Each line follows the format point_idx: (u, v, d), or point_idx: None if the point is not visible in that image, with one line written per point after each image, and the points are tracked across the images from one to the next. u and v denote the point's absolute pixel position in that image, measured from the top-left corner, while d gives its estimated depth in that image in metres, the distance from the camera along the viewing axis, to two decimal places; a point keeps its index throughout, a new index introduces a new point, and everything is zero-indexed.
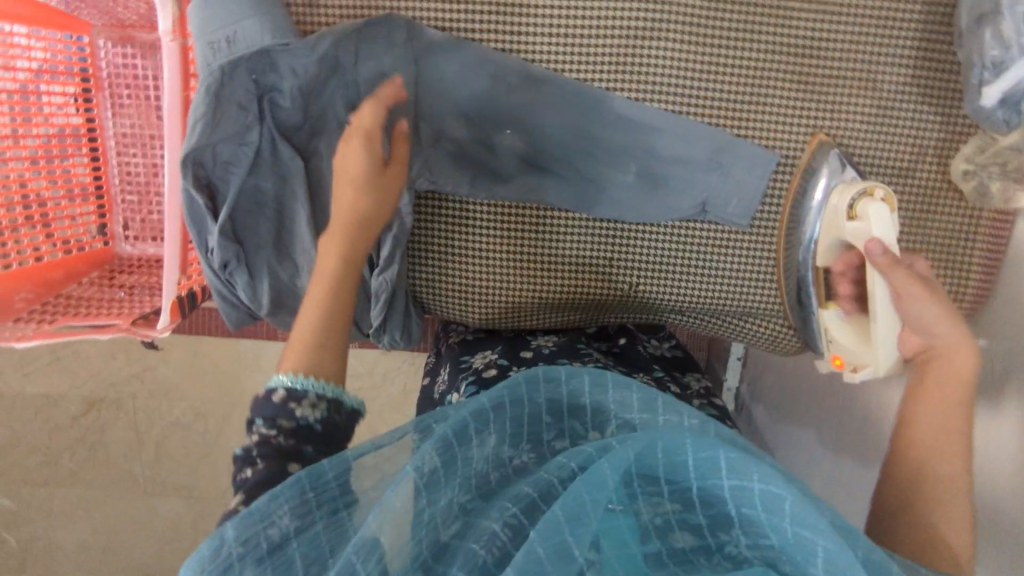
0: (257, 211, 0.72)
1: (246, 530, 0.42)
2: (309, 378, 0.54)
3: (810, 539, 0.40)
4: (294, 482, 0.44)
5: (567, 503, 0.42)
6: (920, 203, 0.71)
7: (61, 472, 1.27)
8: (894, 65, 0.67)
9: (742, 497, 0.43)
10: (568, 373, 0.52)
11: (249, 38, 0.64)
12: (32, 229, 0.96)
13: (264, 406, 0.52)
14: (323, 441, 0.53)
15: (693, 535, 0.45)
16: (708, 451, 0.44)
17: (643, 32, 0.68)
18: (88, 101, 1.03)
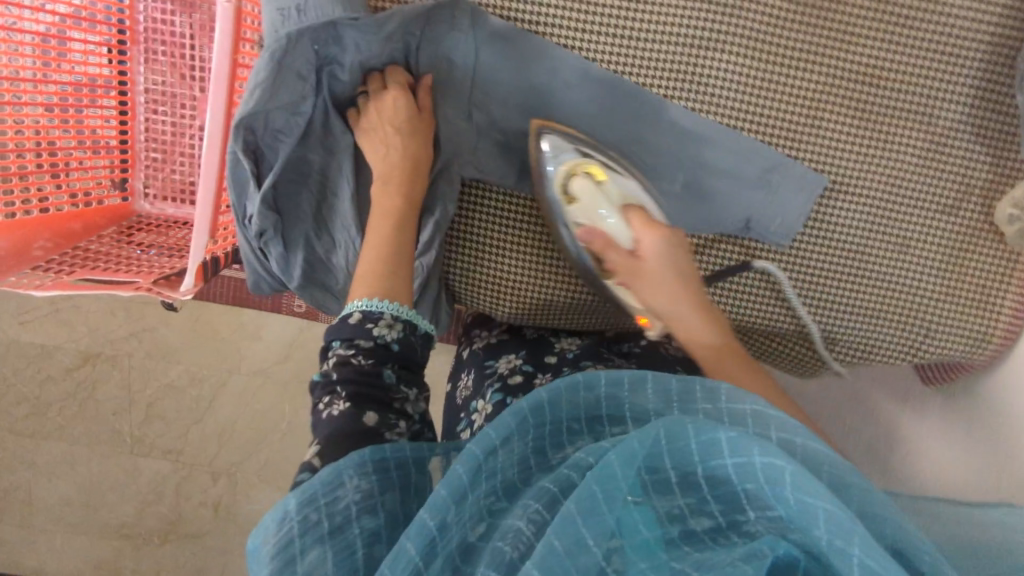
0: (301, 182, 0.72)
1: (308, 505, 0.44)
2: (383, 301, 0.58)
3: (812, 505, 0.38)
4: (358, 459, 0.47)
5: (580, 498, 0.40)
6: (966, 241, 0.71)
7: (50, 424, 1.25)
8: (955, 102, 0.68)
9: (747, 473, 0.41)
10: (584, 375, 0.51)
11: (319, 8, 0.63)
12: (43, 176, 0.93)
13: (343, 327, 0.56)
14: (400, 362, 0.57)
15: (710, 521, 0.43)
16: (710, 436, 0.42)
17: (708, 42, 0.68)
18: (122, 53, 1.02)
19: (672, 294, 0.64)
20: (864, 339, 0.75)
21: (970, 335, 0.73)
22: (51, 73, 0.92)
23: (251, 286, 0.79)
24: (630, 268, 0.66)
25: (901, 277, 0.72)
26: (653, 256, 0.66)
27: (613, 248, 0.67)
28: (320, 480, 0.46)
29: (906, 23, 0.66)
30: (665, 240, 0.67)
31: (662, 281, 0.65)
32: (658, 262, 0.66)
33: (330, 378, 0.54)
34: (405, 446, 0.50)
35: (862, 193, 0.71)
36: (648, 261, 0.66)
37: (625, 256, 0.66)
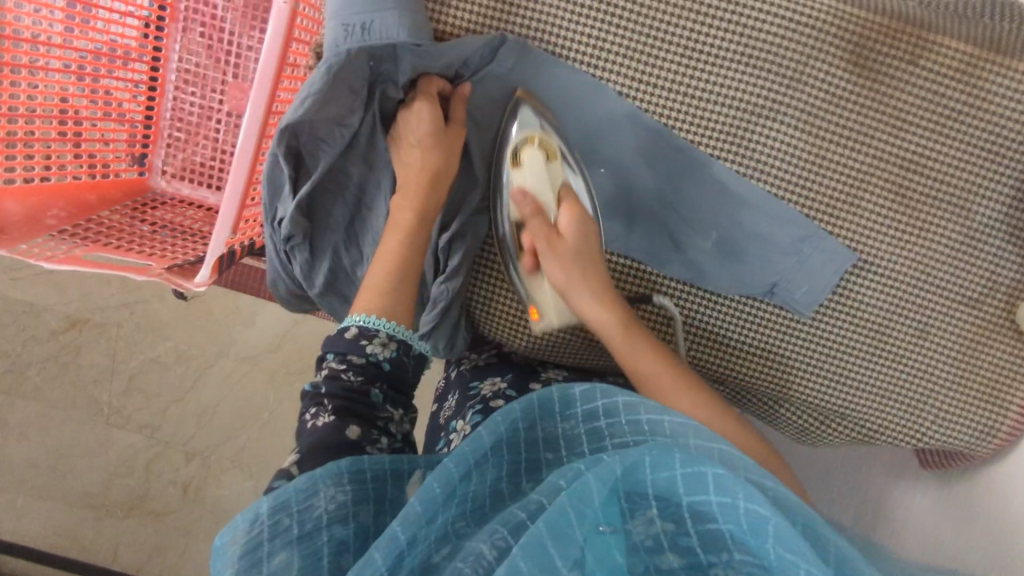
0: (338, 193, 0.71)
1: (279, 512, 0.44)
2: (380, 319, 0.62)
3: (792, 563, 0.38)
4: (335, 470, 0.48)
5: (553, 519, 0.41)
6: (984, 336, 0.72)
7: (26, 383, 1.23)
8: (992, 200, 0.69)
9: (729, 511, 0.41)
10: (559, 392, 0.55)
11: (386, 30, 0.62)
12: (63, 145, 0.91)
13: (338, 342, 0.61)
14: (388, 381, 0.61)
15: (681, 559, 0.45)
16: (696, 468, 0.42)
17: (760, 109, 0.68)
18: (159, 29, 1.00)
19: (584, 272, 0.69)
20: (874, 418, 0.75)
21: (980, 427, 0.74)
22: (74, 38, 0.90)
23: (267, 281, 0.78)
24: (548, 237, 0.69)
25: (917, 363, 0.73)
26: (573, 235, 0.69)
27: (539, 216, 0.70)
28: (296, 488, 0.46)
29: (956, 118, 0.67)
30: (587, 217, 0.70)
31: (576, 254, 0.69)
32: (576, 239, 0.69)
33: (319, 391, 0.58)
34: (383, 459, 0.51)
35: (892, 276, 0.71)
36: (566, 236, 0.69)
37: (549, 229, 0.69)
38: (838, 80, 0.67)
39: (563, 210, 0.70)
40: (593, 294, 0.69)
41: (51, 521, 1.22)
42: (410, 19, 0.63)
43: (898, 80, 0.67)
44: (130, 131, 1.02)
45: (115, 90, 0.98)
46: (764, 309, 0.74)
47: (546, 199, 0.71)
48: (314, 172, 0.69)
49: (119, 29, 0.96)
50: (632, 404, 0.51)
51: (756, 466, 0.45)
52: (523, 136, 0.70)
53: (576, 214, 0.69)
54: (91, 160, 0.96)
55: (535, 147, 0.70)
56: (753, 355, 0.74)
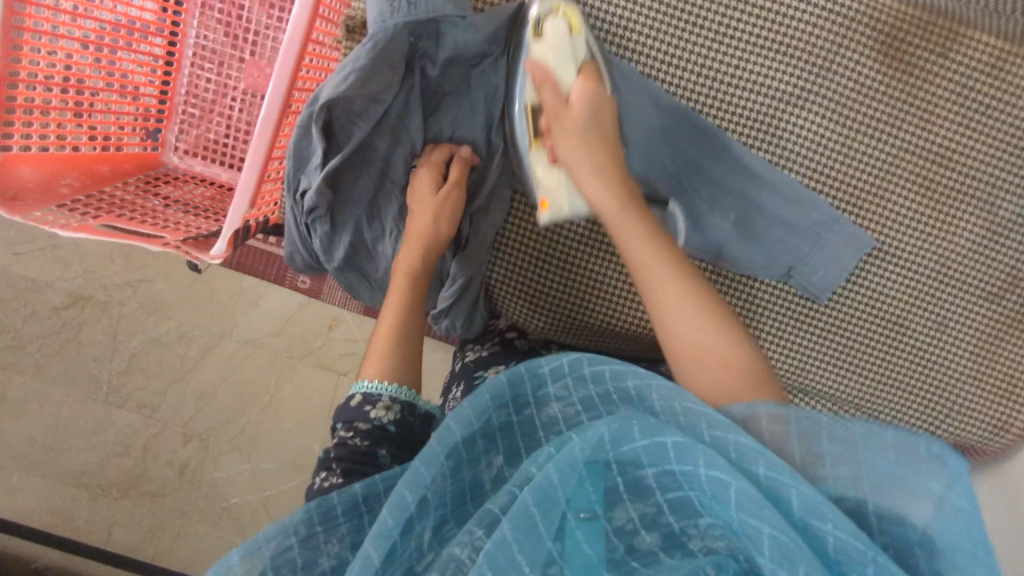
0: (364, 165, 0.71)
1: (251, 559, 0.44)
2: (383, 382, 0.61)
3: (755, 527, 0.38)
4: (304, 514, 0.47)
5: (517, 521, 0.41)
6: (1002, 331, 0.72)
7: (26, 359, 1.22)
8: (1015, 193, 0.69)
9: (693, 480, 0.42)
10: (527, 367, 0.51)
11: (430, 4, 0.64)
12: (77, 128, 0.91)
13: (345, 410, 0.60)
14: (395, 443, 0.59)
15: (660, 534, 0.44)
16: (657, 438, 0.43)
17: (788, 96, 0.68)
18: (178, 5, 0.99)
19: (588, 148, 0.64)
20: (887, 410, 0.75)
21: (990, 421, 0.74)
22: (94, 9, 0.89)
23: (285, 256, 0.77)
24: (557, 110, 0.64)
25: (934, 356, 0.73)
26: (583, 108, 0.64)
27: (552, 85, 0.63)
28: (266, 535, 0.45)
29: (983, 110, 0.67)
30: (602, 94, 0.65)
31: (584, 129, 0.64)
32: (585, 112, 0.64)
33: (327, 456, 0.57)
34: (353, 489, 0.49)
35: (912, 268, 0.72)
36: (576, 107, 0.64)
37: (558, 99, 0.64)
38: (868, 70, 0.67)
39: (577, 82, 0.64)
40: (596, 171, 0.64)
41: (44, 499, 1.21)
42: None
43: (929, 71, 0.67)
44: (144, 106, 1.01)
45: (130, 66, 0.97)
46: (786, 297, 0.74)
47: (564, 71, 0.64)
48: (345, 147, 0.68)
49: (137, 7, 0.95)
50: (597, 365, 0.49)
51: (727, 423, 0.44)
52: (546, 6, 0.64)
53: (591, 89, 0.65)
54: (106, 140, 0.96)
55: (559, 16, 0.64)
56: (771, 345, 0.74)
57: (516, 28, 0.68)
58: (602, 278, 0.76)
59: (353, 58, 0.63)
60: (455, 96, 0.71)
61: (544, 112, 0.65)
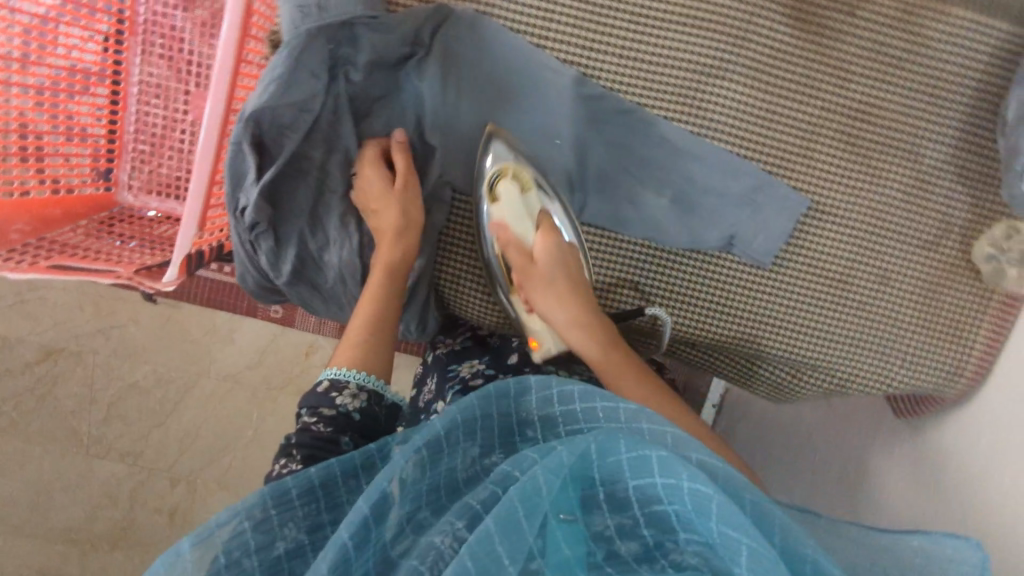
0: (299, 177, 0.71)
1: (203, 547, 0.42)
2: (351, 370, 0.60)
3: (736, 539, 0.39)
4: (257, 497, 0.45)
5: (502, 521, 0.40)
6: (943, 277, 0.74)
7: (3, 419, 1.21)
8: (938, 141, 0.71)
9: (673, 493, 0.42)
10: (516, 382, 0.55)
11: (341, 5, 0.65)
12: (23, 166, 0.88)
13: (310, 397, 0.59)
14: (359, 432, 0.58)
15: (638, 545, 0.44)
16: (640, 452, 0.43)
17: (710, 68, 0.70)
18: (118, 44, 0.99)
19: (559, 295, 0.69)
20: (843, 367, 0.76)
21: (945, 368, 0.75)
22: (46, 56, 0.88)
23: (236, 277, 0.78)
24: (523, 266, 0.70)
25: (879, 308, 0.75)
26: (546, 261, 0.70)
27: (514, 244, 0.70)
28: (218, 522, 0.44)
29: (897, 63, 0.69)
30: (561, 244, 0.71)
31: (549, 278, 0.69)
32: (548, 260, 0.70)
33: (289, 442, 0.55)
34: (309, 472, 0.48)
35: (848, 223, 0.73)
36: (540, 260, 0.70)
37: (520, 258, 0.70)
38: (781, 35, 0.69)
39: (538, 237, 0.71)
40: (569, 318, 0.68)
41: (35, 559, 1.20)
42: None
43: (840, 30, 0.69)
44: (93, 146, 1.00)
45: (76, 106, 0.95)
46: (731, 265, 0.75)
47: (523, 228, 0.71)
48: (277, 160, 0.69)
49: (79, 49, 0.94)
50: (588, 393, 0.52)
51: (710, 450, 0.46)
52: (495, 171, 0.70)
53: (550, 241, 0.71)
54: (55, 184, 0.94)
55: (509, 179, 0.70)
56: (720, 313, 0.76)
57: (440, 27, 0.70)
58: None
59: (271, 68, 0.65)
60: (385, 101, 0.72)
61: (513, 269, 0.71)
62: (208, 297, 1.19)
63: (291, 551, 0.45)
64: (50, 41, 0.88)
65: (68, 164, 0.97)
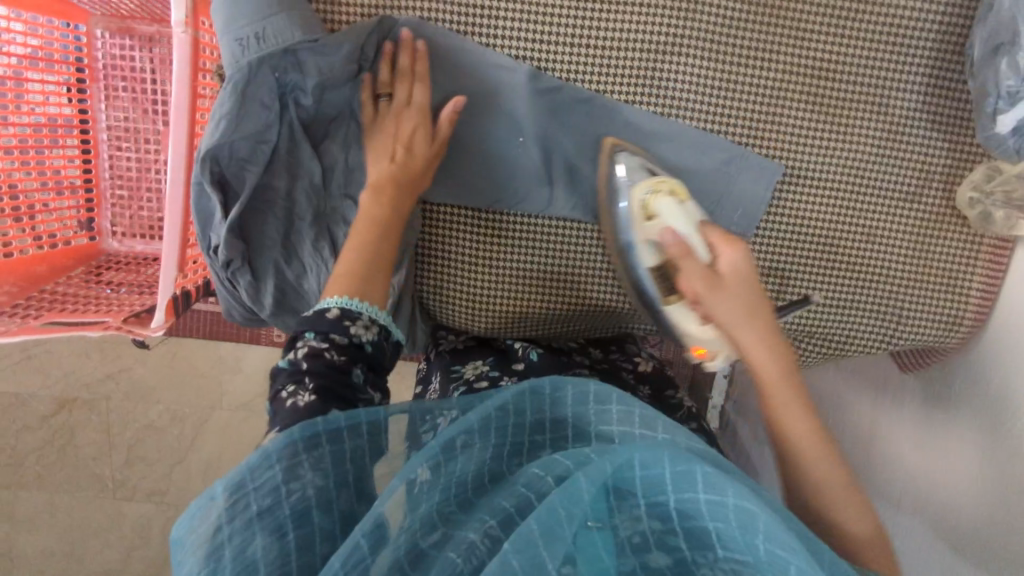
0: (266, 208, 0.71)
1: (236, 494, 0.42)
2: (363, 302, 0.58)
3: (782, 559, 0.37)
4: (286, 439, 0.45)
5: (543, 518, 0.38)
6: (931, 227, 0.72)
7: (28, 474, 1.22)
8: (906, 89, 0.69)
9: (717, 511, 0.40)
10: (551, 383, 0.51)
11: (279, 33, 0.63)
12: (20, 230, 0.89)
13: (319, 321, 0.56)
14: (369, 363, 0.56)
15: (670, 558, 0.42)
16: (686, 465, 0.41)
17: (665, 46, 0.68)
18: (81, 92, 0.99)
19: (751, 310, 0.60)
20: (838, 328, 0.75)
21: (942, 318, 0.74)
22: (13, 117, 0.87)
23: (223, 314, 0.77)
24: (703, 276, 0.60)
25: (869, 266, 0.73)
26: (733, 274, 0.61)
27: (689, 255, 0.61)
28: (248, 466, 0.43)
29: (855, 16, 0.67)
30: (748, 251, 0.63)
31: (742, 289, 0.61)
32: (735, 272, 0.61)
33: (301, 368, 0.52)
34: (338, 418, 0.47)
35: (825, 184, 0.72)
36: (726, 272, 0.61)
37: (703, 269, 0.61)
38: (733, 3, 0.67)
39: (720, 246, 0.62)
40: (764, 341, 0.60)
41: None
42: (300, 17, 0.64)
43: None
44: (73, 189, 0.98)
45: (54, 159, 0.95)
46: None
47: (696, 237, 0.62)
48: (241, 195, 0.68)
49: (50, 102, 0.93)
50: (627, 404, 0.48)
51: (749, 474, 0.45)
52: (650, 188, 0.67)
53: (736, 248, 0.62)
54: (53, 240, 0.96)
55: (665, 194, 0.66)
56: None
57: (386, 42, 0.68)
58: (540, 267, 0.76)
59: (219, 103, 0.64)
60: (341, 122, 0.71)
61: (688, 279, 0.61)
62: (212, 328, 1.20)
63: (319, 505, 0.44)
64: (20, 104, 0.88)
65: (61, 220, 0.97)
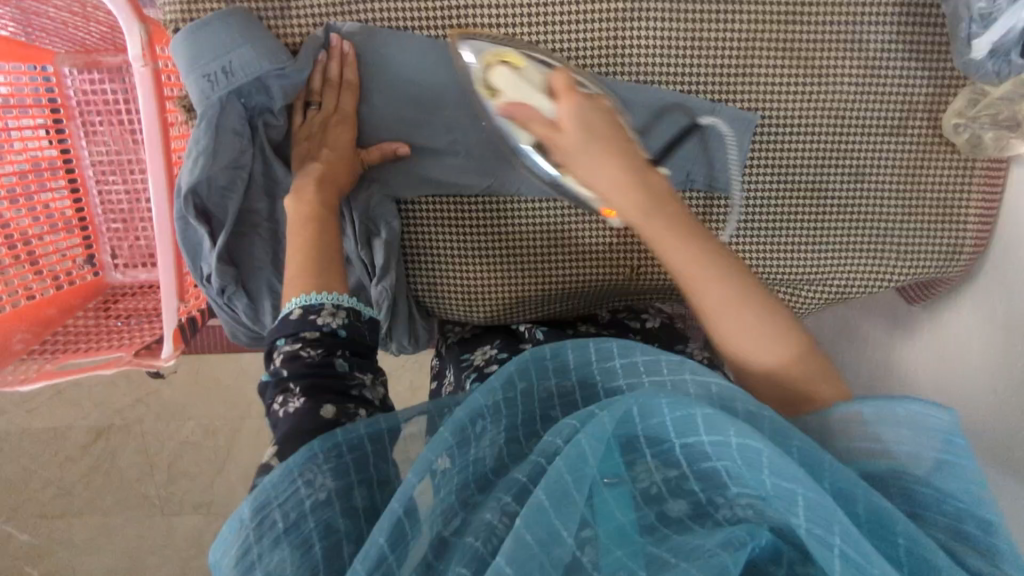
0: (252, 232, 0.71)
1: (261, 511, 0.41)
2: (321, 293, 0.58)
3: (791, 490, 0.36)
4: (305, 451, 0.44)
5: (548, 485, 0.38)
6: (921, 156, 0.71)
7: (78, 502, 1.25)
8: (877, 22, 0.67)
9: (724, 449, 0.39)
10: (551, 347, 0.49)
11: (246, 66, 0.63)
12: (20, 267, 0.89)
13: (284, 326, 0.57)
14: (348, 348, 0.57)
15: (688, 503, 0.41)
16: (684, 411, 0.40)
17: (626, 12, 0.66)
18: (60, 131, 0.96)
19: (605, 151, 0.56)
20: (840, 271, 0.74)
21: (941, 247, 0.72)
22: None
23: (228, 335, 0.78)
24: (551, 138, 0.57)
25: (862, 204, 0.72)
26: (576, 122, 0.57)
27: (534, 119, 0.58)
28: (272, 481, 0.43)
29: None
30: (586, 99, 0.58)
31: (591, 139, 0.56)
32: (580, 124, 0.56)
33: (281, 376, 0.53)
34: (357, 427, 0.46)
35: (807, 128, 0.70)
36: (568, 126, 0.57)
37: (545, 125, 0.57)
38: None
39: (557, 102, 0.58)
40: (622, 181, 0.55)
41: None
42: (263, 46, 0.64)
43: None
44: (65, 222, 0.97)
45: (52, 199, 0.94)
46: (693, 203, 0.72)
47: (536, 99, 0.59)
48: (226, 222, 0.69)
49: (34, 144, 0.92)
50: (630, 352, 0.47)
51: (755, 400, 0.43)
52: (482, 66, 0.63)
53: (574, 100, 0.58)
54: (55, 274, 0.95)
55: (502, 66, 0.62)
56: None
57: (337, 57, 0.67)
58: (530, 248, 0.75)
59: (193, 141, 0.63)
60: None
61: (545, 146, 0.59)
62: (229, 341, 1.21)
63: (346, 511, 0.43)
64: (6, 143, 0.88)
65: (62, 257, 0.96)
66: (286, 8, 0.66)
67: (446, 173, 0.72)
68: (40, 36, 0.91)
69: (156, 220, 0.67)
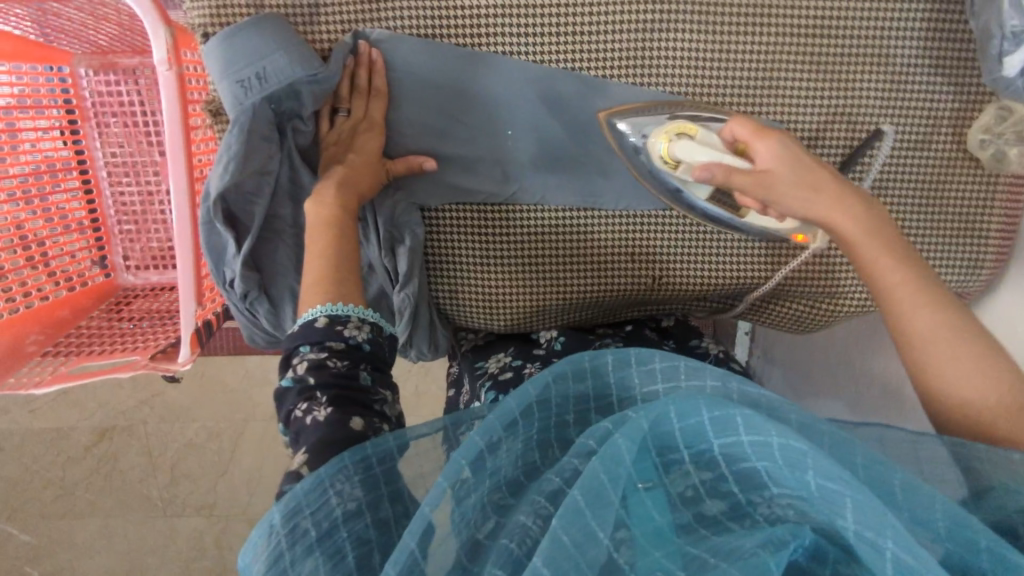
0: (276, 237, 0.71)
1: (293, 517, 0.41)
2: (347, 305, 0.58)
3: (836, 491, 0.35)
4: (338, 463, 0.44)
5: (584, 484, 0.37)
6: (945, 171, 0.71)
7: (80, 503, 1.24)
8: (905, 38, 0.68)
9: (764, 450, 0.38)
10: (590, 360, 0.48)
11: (280, 74, 0.63)
12: (34, 270, 0.88)
13: (310, 332, 0.56)
14: (371, 362, 0.57)
15: (725, 502, 0.41)
16: (724, 411, 0.39)
17: (656, 23, 0.67)
18: (75, 132, 0.95)
19: (808, 183, 0.58)
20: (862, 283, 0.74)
21: (965, 260, 0.72)
22: (9, 166, 0.86)
23: (246, 339, 0.78)
24: (760, 183, 0.59)
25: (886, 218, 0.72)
26: (777, 162, 0.59)
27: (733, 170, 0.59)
28: (304, 490, 0.42)
29: None
30: (778, 142, 0.60)
31: (792, 175, 0.58)
32: (786, 165, 0.59)
33: (307, 383, 0.52)
34: (386, 440, 0.46)
35: (833, 142, 0.70)
36: (773, 166, 0.59)
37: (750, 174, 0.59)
38: None
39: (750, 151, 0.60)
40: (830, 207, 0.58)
41: None
42: (299, 54, 0.64)
43: None
44: (78, 224, 0.96)
45: (66, 202, 0.94)
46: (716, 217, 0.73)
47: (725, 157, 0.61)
48: (252, 228, 0.68)
49: (48, 145, 0.92)
50: (670, 360, 0.46)
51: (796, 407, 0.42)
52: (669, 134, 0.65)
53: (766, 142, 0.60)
54: (67, 276, 0.94)
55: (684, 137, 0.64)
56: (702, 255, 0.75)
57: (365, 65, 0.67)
58: (553, 258, 0.75)
59: (225, 146, 0.63)
60: None
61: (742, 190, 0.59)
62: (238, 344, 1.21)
63: (375, 522, 0.42)
64: (21, 144, 0.88)
65: (75, 260, 0.95)
66: (314, 15, 0.66)
67: (475, 183, 0.72)
68: (57, 36, 0.91)
69: (178, 222, 0.67)
